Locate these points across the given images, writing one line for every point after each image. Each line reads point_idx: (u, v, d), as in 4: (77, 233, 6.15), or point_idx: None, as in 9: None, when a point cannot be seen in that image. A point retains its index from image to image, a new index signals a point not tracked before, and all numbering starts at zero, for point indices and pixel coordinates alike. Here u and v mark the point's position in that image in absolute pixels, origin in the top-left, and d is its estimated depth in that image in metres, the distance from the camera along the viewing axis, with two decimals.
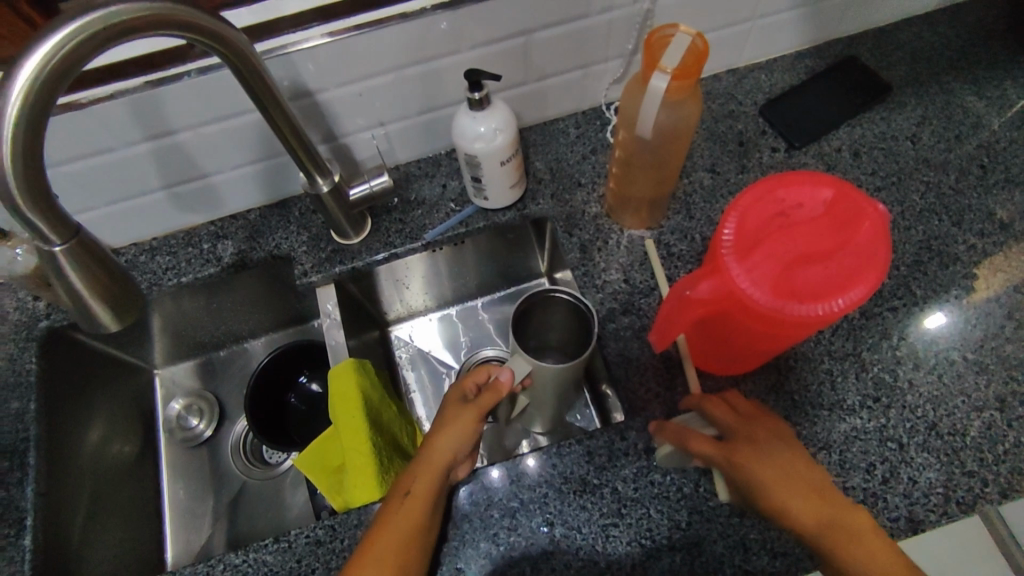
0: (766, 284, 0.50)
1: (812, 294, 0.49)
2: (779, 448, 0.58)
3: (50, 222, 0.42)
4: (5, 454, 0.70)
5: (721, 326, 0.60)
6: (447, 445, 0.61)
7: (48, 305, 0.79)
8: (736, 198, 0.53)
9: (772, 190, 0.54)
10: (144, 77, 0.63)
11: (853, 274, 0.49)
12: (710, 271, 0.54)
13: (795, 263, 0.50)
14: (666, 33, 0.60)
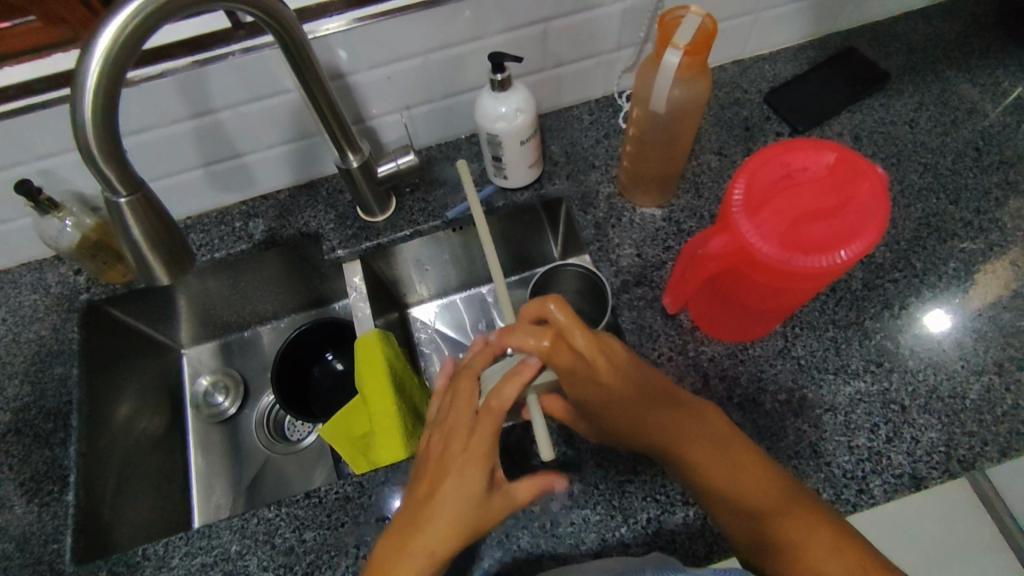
0: (772, 237, 0.54)
1: (816, 246, 0.53)
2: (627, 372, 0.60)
3: (119, 178, 0.46)
4: (50, 416, 0.75)
5: (733, 280, 0.64)
6: (489, 519, 0.54)
7: (87, 280, 0.83)
8: (745, 162, 0.58)
9: (778, 155, 0.59)
10: (192, 56, 0.68)
11: (853, 228, 0.53)
12: (721, 227, 0.58)
13: (800, 219, 0.55)
14: (679, 14, 0.64)
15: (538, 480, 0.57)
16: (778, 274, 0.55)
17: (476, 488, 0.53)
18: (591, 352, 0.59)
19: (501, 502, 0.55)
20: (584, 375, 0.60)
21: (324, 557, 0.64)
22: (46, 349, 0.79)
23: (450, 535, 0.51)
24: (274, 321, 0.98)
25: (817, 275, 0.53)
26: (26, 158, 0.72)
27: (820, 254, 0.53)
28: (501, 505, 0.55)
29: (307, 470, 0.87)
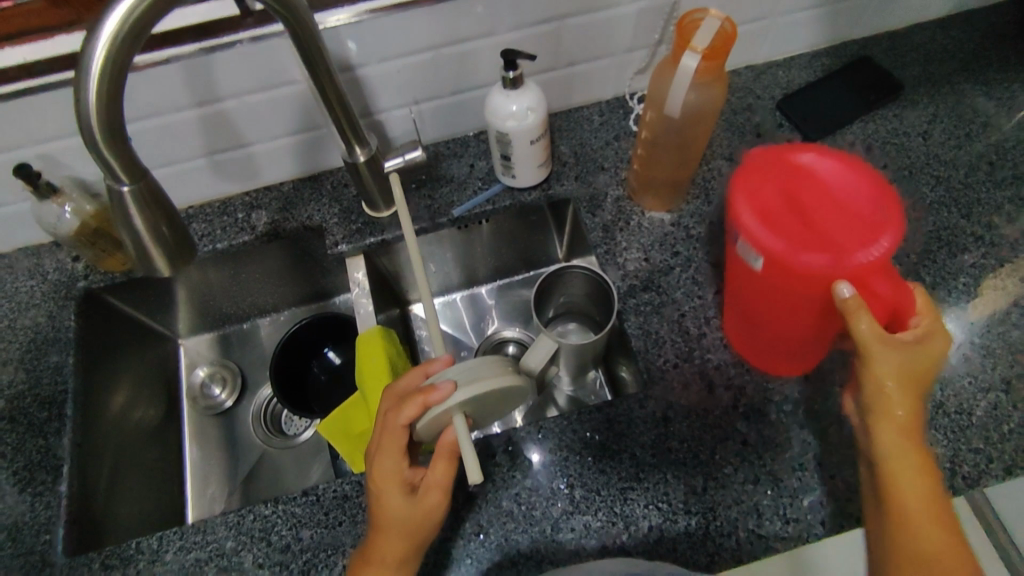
0: (849, 247, 0.52)
1: (865, 234, 0.52)
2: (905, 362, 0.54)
3: (122, 165, 0.45)
4: (45, 404, 0.73)
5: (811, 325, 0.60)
6: (425, 514, 0.57)
7: (86, 267, 0.82)
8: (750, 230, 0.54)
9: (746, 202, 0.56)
10: (199, 43, 0.67)
11: (856, 186, 0.55)
12: (795, 282, 0.54)
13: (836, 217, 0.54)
14: (697, 17, 0.64)
15: (443, 451, 0.58)
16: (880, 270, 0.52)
17: (402, 502, 0.57)
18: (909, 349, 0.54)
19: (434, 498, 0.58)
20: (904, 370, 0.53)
21: (321, 557, 0.64)
22: (42, 336, 0.77)
23: (393, 541, 0.57)
24: (273, 314, 0.97)
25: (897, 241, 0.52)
26: (26, 141, 0.71)
27: (884, 234, 0.51)
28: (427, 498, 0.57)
29: (303, 467, 0.86)
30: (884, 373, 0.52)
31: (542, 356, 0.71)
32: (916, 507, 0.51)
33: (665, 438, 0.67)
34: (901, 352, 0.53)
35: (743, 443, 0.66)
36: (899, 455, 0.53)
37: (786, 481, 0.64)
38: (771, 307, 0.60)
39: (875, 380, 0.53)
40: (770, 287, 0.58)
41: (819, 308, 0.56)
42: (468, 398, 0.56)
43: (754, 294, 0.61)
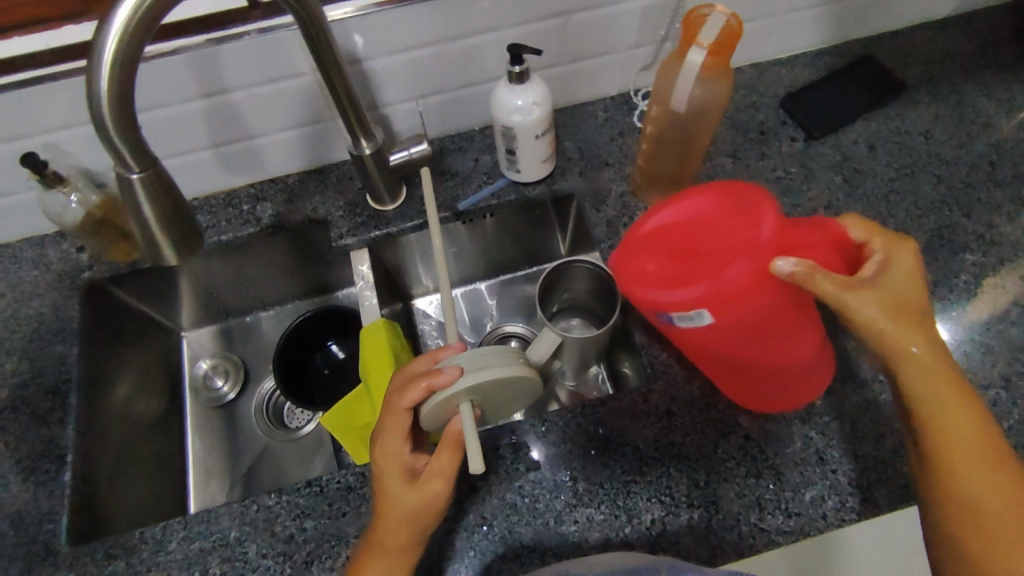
0: (750, 245, 0.51)
1: (751, 221, 0.52)
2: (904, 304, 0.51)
3: (133, 153, 0.45)
4: (49, 394, 0.73)
5: (794, 330, 0.57)
6: (426, 502, 0.57)
7: (90, 257, 0.82)
8: (675, 300, 0.52)
9: (651, 282, 0.54)
10: (207, 34, 0.67)
11: (714, 200, 0.55)
12: (749, 297, 0.52)
13: (727, 237, 0.53)
14: (703, 12, 0.64)
15: (450, 440, 0.58)
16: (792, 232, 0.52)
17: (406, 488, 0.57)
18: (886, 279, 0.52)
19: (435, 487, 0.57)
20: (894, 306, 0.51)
21: (325, 547, 0.64)
22: (45, 326, 0.78)
23: (393, 524, 0.57)
24: (276, 307, 0.97)
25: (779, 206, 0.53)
26: (33, 131, 0.71)
27: (765, 210, 0.52)
28: (428, 486, 0.57)
29: (306, 459, 0.86)
30: (879, 320, 0.50)
31: (546, 350, 0.71)
32: (975, 466, 0.50)
33: (668, 432, 0.67)
34: (877, 289, 0.50)
35: (746, 437, 0.67)
36: (942, 413, 0.51)
37: (788, 475, 0.65)
38: (752, 340, 0.57)
39: (887, 339, 0.50)
40: (739, 323, 0.54)
41: (786, 302, 0.54)
42: (474, 383, 0.57)
43: (721, 344, 0.57)
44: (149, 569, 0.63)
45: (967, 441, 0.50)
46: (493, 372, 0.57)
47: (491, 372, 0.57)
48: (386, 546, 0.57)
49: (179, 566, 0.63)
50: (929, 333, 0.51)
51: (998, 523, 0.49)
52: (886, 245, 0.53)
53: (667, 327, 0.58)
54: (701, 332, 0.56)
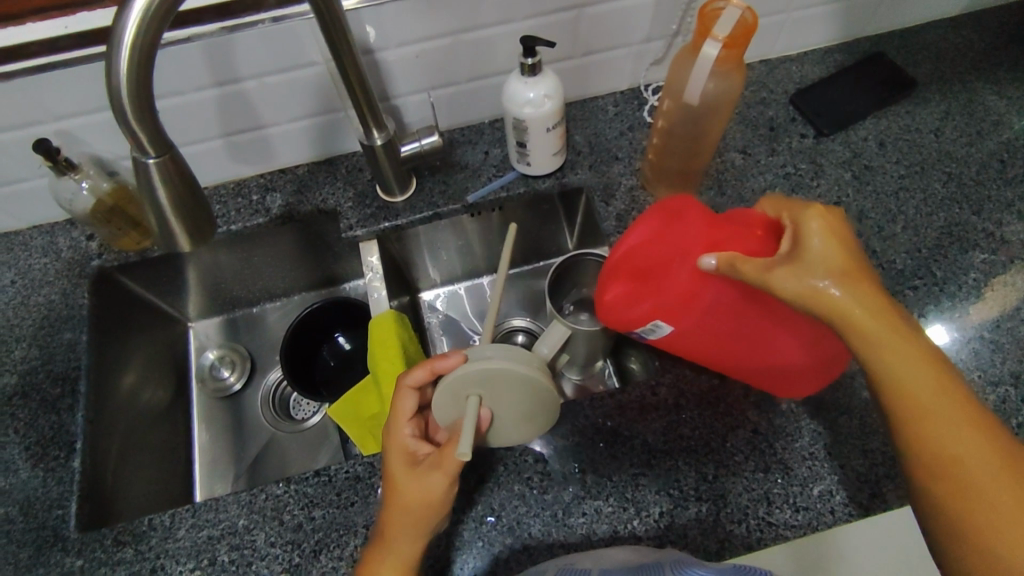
0: (680, 254, 0.60)
1: (679, 230, 0.60)
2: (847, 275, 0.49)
3: (151, 138, 0.45)
4: (58, 380, 0.74)
5: (774, 326, 0.60)
6: (428, 492, 0.56)
7: (99, 246, 0.82)
8: (629, 313, 0.62)
9: (616, 302, 0.63)
10: (220, 22, 0.67)
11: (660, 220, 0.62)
12: (695, 301, 0.60)
13: (667, 249, 0.61)
14: (718, 6, 0.64)
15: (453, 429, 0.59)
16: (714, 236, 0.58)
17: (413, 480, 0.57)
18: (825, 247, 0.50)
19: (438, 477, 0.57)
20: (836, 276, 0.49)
21: (333, 536, 0.64)
22: (55, 314, 0.78)
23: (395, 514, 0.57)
24: (283, 299, 0.97)
25: (703, 216, 0.60)
26: (45, 117, 0.71)
27: (688, 219, 0.60)
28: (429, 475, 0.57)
29: (312, 450, 0.86)
30: (807, 285, 0.49)
31: (554, 343, 0.70)
32: (953, 441, 0.46)
33: (676, 426, 0.67)
34: (795, 262, 0.50)
35: (755, 432, 0.67)
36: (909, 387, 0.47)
37: (797, 470, 0.65)
38: (736, 339, 0.62)
39: (817, 299, 0.49)
40: (705, 325, 0.62)
41: (741, 297, 0.59)
42: (468, 372, 0.58)
43: (701, 343, 0.64)
44: (158, 555, 0.63)
45: (925, 389, 0.47)
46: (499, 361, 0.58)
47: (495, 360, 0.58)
48: (388, 536, 0.57)
49: (188, 554, 0.64)
50: (858, 287, 0.49)
51: (990, 509, 0.44)
52: (802, 211, 0.52)
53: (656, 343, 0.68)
54: (672, 336, 0.64)
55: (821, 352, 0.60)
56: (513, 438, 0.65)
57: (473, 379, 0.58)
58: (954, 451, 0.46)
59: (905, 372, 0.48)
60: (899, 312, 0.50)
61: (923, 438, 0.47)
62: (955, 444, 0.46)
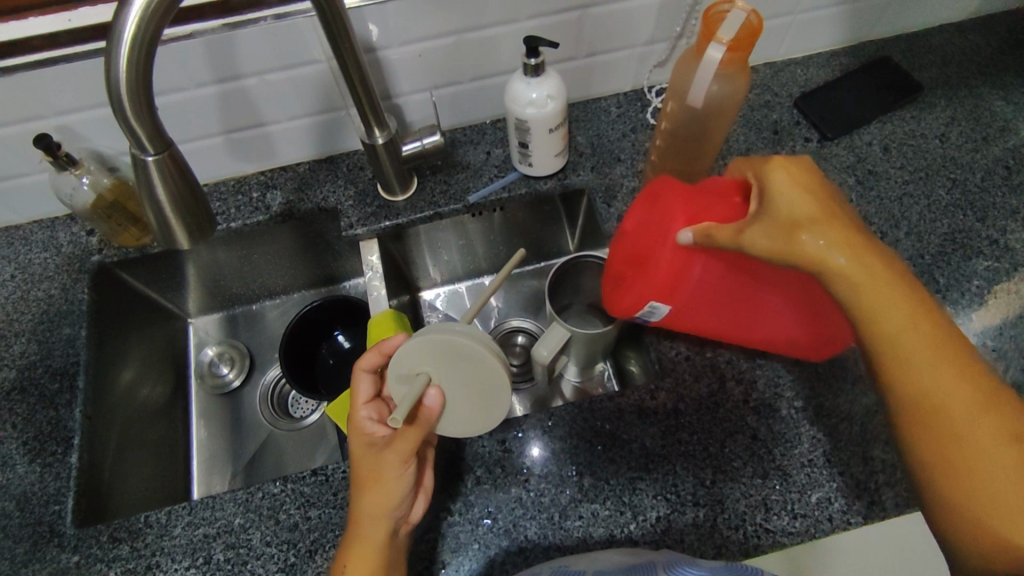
0: (663, 234, 0.61)
1: (660, 211, 0.62)
2: (830, 226, 0.50)
3: (150, 134, 0.45)
4: (56, 376, 0.73)
5: (760, 287, 0.61)
6: (389, 476, 0.57)
7: (100, 241, 0.82)
8: (628, 303, 0.63)
9: (618, 294, 0.65)
10: (222, 19, 0.67)
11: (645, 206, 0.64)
12: (684, 276, 0.61)
13: (653, 231, 0.63)
14: (723, 9, 0.64)
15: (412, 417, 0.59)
16: (689, 208, 0.59)
17: (365, 461, 0.59)
18: (799, 193, 0.51)
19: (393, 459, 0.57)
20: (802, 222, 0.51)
21: (328, 536, 0.63)
22: (54, 309, 0.78)
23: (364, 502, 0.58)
24: (282, 296, 0.97)
25: (677, 191, 0.61)
26: (45, 112, 0.71)
27: (666, 200, 0.61)
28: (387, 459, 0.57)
29: (310, 449, 0.86)
30: (783, 242, 0.51)
31: (553, 345, 0.71)
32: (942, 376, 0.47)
33: (674, 430, 0.67)
34: (767, 218, 0.51)
35: (753, 437, 0.67)
36: (904, 333, 0.48)
37: (796, 476, 0.65)
38: (729, 307, 0.64)
39: (790, 253, 0.50)
40: (699, 298, 0.63)
41: (733, 267, 0.60)
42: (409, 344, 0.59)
43: (711, 316, 0.65)
44: (154, 553, 0.63)
45: (905, 334, 0.48)
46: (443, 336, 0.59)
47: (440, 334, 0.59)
48: (359, 523, 0.58)
49: (183, 552, 0.63)
50: (830, 234, 0.50)
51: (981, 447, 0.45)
52: (765, 165, 0.53)
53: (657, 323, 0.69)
54: (677, 316, 0.66)
55: (812, 308, 0.61)
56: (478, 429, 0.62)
57: (418, 352, 0.59)
58: (935, 391, 0.47)
59: (885, 315, 0.49)
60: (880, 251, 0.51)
61: (905, 379, 0.48)
62: (935, 384, 0.47)
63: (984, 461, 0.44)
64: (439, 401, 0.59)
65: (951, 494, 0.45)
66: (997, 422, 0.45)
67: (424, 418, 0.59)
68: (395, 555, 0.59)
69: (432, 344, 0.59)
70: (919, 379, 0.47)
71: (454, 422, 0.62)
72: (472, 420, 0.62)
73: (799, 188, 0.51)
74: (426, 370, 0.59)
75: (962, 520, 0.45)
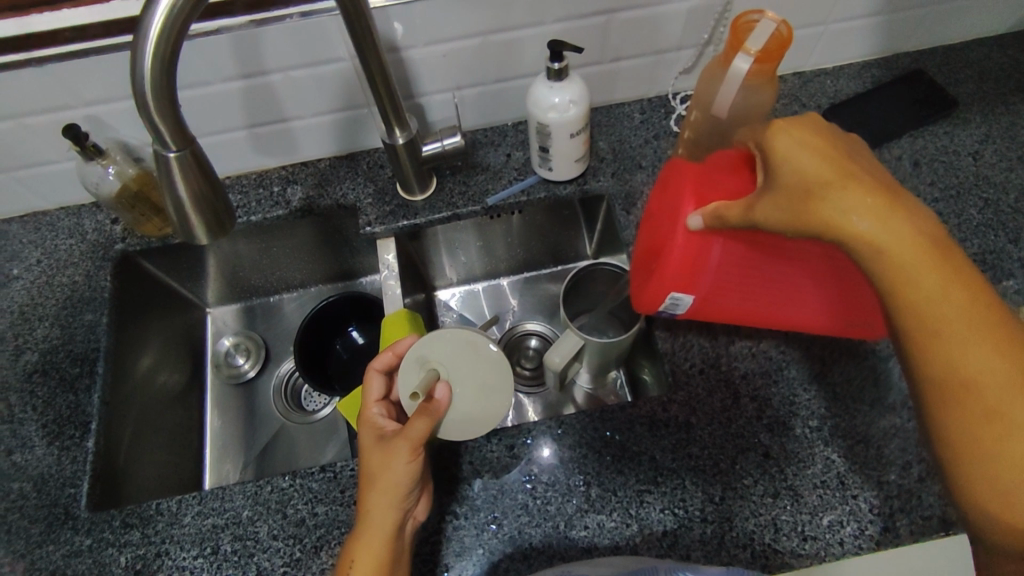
0: (675, 219, 0.59)
1: (673, 196, 0.60)
2: (848, 186, 0.47)
3: (172, 131, 0.46)
4: (77, 361, 0.75)
5: (783, 261, 0.58)
6: (394, 465, 0.57)
7: (123, 230, 0.84)
8: (650, 292, 0.63)
9: (644, 282, 0.65)
10: (249, 15, 0.67)
11: (662, 190, 0.63)
12: (701, 261, 0.59)
13: (668, 215, 0.61)
14: (753, 18, 0.63)
15: (422, 408, 0.59)
16: (698, 190, 0.57)
17: (372, 453, 0.59)
18: (806, 150, 0.48)
19: (399, 446, 0.57)
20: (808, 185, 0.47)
21: (334, 533, 0.64)
22: (77, 295, 0.79)
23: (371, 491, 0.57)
24: (300, 289, 0.98)
25: (682, 174, 0.59)
26: (75, 102, 0.72)
27: (678, 182, 0.60)
28: (393, 447, 0.57)
29: (320, 443, 0.87)
30: (794, 213, 0.48)
31: (565, 352, 0.71)
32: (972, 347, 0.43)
33: (685, 444, 0.66)
34: (775, 190, 0.49)
35: (765, 455, 0.65)
36: (937, 301, 0.44)
37: (808, 497, 0.63)
38: (753, 287, 0.62)
39: (805, 223, 0.48)
40: (721, 283, 0.61)
41: (756, 247, 0.58)
42: (429, 339, 0.64)
43: (739, 297, 0.63)
44: (164, 540, 0.64)
45: (935, 301, 0.44)
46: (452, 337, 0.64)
47: (449, 334, 0.64)
48: (366, 514, 0.57)
49: (192, 541, 0.64)
50: (848, 197, 0.46)
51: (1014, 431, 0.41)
52: (766, 131, 0.50)
53: (688, 314, 0.68)
54: (702, 304, 0.64)
55: (838, 274, 0.58)
56: (484, 428, 0.61)
57: (432, 346, 0.64)
58: (968, 368, 0.43)
59: (917, 286, 0.45)
60: (907, 209, 0.46)
61: (936, 356, 0.44)
62: (969, 361, 0.43)
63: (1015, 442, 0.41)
64: (447, 394, 0.60)
65: (971, 474, 0.43)
66: None
67: (435, 408, 0.59)
68: (402, 548, 0.59)
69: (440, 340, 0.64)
70: (949, 355, 0.44)
71: (462, 421, 0.61)
72: (478, 419, 0.61)
73: (804, 147, 0.48)
74: (437, 365, 0.62)
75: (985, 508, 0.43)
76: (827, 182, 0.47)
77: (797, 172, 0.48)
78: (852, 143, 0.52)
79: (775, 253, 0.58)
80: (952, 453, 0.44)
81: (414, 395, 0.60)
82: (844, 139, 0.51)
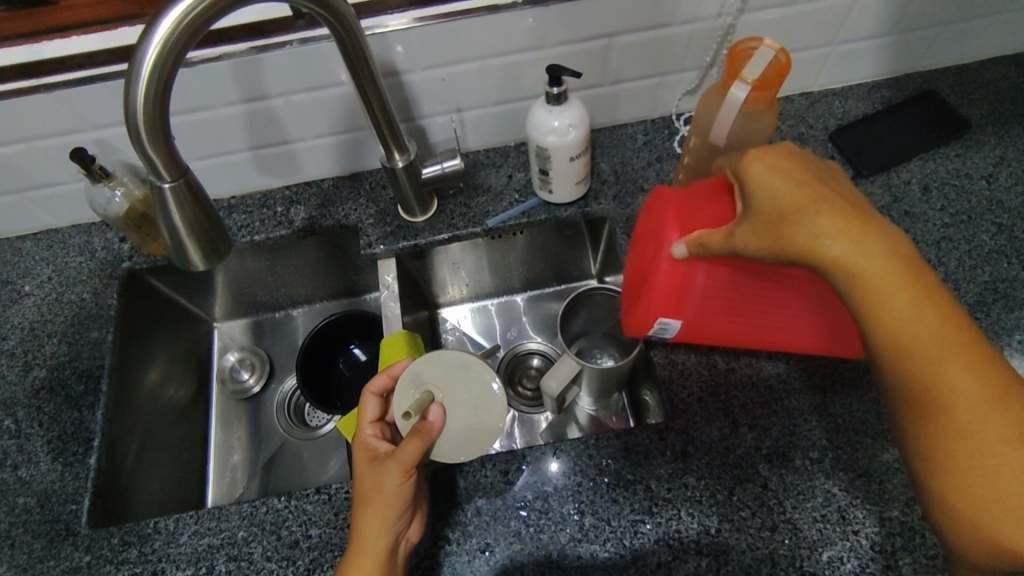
0: (659, 248, 0.59)
1: (658, 223, 0.60)
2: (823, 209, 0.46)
3: (164, 161, 0.46)
4: (82, 377, 0.76)
5: (773, 288, 0.57)
6: (386, 487, 0.57)
7: (131, 248, 0.85)
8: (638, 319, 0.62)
9: (632, 310, 0.65)
10: (251, 42, 0.69)
11: (649, 219, 0.63)
12: (687, 287, 0.59)
13: (653, 243, 0.61)
14: (751, 46, 0.62)
15: (415, 430, 0.59)
16: (680, 217, 0.57)
17: (366, 475, 0.59)
18: (779, 176, 0.48)
19: (390, 469, 0.57)
20: (781, 210, 0.47)
21: (326, 556, 0.64)
22: (85, 312, 0.81)
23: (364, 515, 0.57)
24: (305, 306, 0.99)
25: (665, 203, 0.59)
26: (84, 125, 0.74)
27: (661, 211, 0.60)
28: (385, 470, 0.57)
29: (321, 461, 0.87)
30: (771, 241, 0.48)
31: (562, 378, 0.71)
32: (948, 369, 0.44)
33: (681, 474, 0.65)
34: (752, 217, 0.49)
35: (764, 487, 0.64)
36: (911, 324, 0.45)
37: (807, 530, 0.62)
38: (738, 309, 0.61)
39: (781, 249, 0.47)
40: (708, 307, 0.61)
41: (743, 274, 0.57)
42: (423, 359, 0.64)
43: (729, 321, 0.62)
44: (160, 559, 0.65)
45: (909, 324, 0.45)
46: (443, 360, 0.64)
47: (443, 356, 0.65)
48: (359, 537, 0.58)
49: (188, 560, 0.65)
50: (821, 222, 0.46)
51: (990, 447, 0.42)
52: (741, 159, 0.51)
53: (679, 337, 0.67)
54: (691, 328, 0.64)
55: (823, 299, 0.57)
56: (474, 453, 0.60)
57: (424, 367, 0.64)
58: (945, 386, 0.44)
59: (890, 308, 0.45)
60: (880, 231, 0.46)
61: (916, 376, 0.45)
62: (948, 383, 0.44)
63: (988, 457, 0.42)
64: (441, 416, 0.61)
65: (958, 488, 0.43)
66: (1007, 422, 0.42)
67: (426, 430, 0.59)
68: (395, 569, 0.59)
69: (433, 361, 0.64)
70: (930, 379, 0.44)
71: (451, 443, 0.60)
72: (467, 443, 0.61)
73: (775, 173, 0.48)
74: (432, 386, 0.63)
75: (972, 533, 0.43)
76: (800, 207, 0.46)
77: (771, 197, 0.48)
78: (825, 166, 0.52)
79: (765, 280, 0.57)
80: (936, 471, 0.44)
81: (406, 415, 0.60)
82: (819, 164, 0.51)
